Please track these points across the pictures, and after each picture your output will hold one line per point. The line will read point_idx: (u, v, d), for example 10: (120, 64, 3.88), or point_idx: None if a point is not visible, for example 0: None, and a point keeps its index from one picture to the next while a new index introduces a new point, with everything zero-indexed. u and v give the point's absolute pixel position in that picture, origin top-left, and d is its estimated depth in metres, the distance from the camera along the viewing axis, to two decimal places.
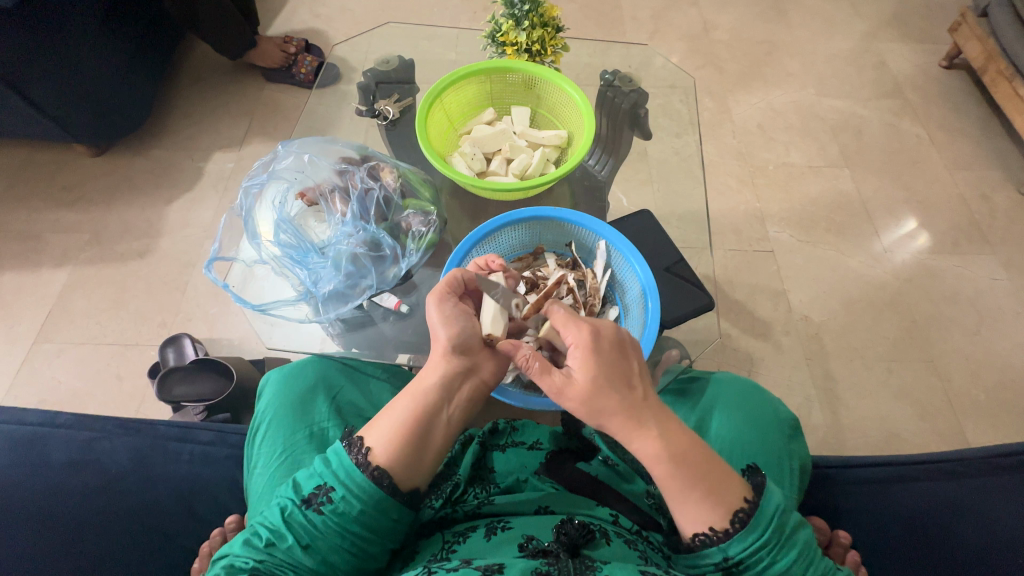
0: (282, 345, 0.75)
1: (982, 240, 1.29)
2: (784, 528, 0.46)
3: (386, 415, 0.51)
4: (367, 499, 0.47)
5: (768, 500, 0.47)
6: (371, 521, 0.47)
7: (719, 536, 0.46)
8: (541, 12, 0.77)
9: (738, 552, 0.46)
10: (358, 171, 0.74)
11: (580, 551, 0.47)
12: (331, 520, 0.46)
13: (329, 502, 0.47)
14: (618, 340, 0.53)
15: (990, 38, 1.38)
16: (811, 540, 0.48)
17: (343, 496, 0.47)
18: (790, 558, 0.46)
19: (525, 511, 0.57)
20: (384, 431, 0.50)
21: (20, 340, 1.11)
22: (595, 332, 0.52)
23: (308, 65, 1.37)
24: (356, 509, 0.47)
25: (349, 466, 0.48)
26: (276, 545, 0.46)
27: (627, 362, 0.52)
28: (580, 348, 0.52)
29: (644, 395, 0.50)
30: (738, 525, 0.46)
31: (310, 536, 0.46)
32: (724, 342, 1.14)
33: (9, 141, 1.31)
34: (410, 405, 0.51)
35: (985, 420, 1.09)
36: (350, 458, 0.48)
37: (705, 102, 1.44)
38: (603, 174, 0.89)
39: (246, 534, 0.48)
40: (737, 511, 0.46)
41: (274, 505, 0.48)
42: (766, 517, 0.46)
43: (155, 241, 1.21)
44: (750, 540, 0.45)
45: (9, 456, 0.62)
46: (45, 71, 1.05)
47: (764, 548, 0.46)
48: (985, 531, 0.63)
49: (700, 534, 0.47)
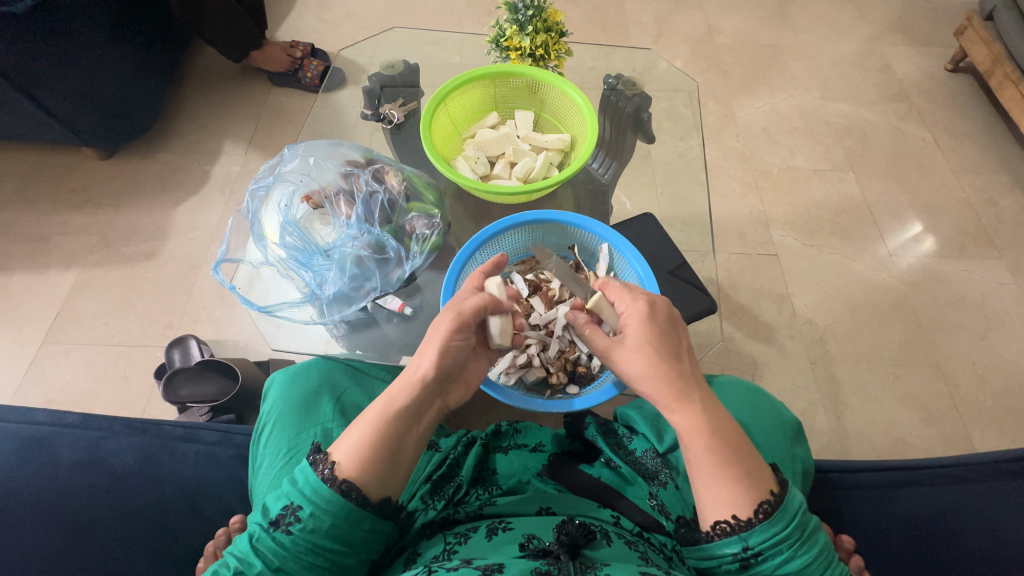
0: (287, 346, 0.76)
1: (989, 244, 1.28)
2: (805, 526, 0.47)
3: (355, 427, 0.51)
4: (335, 512, 0.47)
5: (792, 497, 0.47)
6: (342, 533, 0.47)
7: (742, 525, 0.46)
8: (545, 17, 0.78)
9: (758, 543, 0.46)
10: (363, 174, 0.75)
11: (580, 551, 0.47)
12: (300, 538, 0.47)
13: (297, 521, 0.47)
14: (670, 317, 0.58)
15: (996, 41, 1.38)
16: (829, 545, 0.48)
17: (311, 513, 0.47)
18: (810, 555, 0.46)
19: (527, 511, 0.56)
20: (352, 445, 0.50)
21: (29, 341, 1.12)
22: (650, 305, 0.57)
23: (314, 69, 1.39)
24: (326, 524, 0.47)
25: (314, 483, 0.48)
26: (244, 574, 0.46)
27: (676, 337, 0.56)
28: (637, 317, 0.56)
29: (690, 369, 0.54)
30: (762, 516, 0.46)
31: (279, 558, 0.46)
32: (728, 345, 1.14)
33: (20, 144, 1.33)
34: (380, 417, 0.51)
35: (992, 425, 1.08)
36: (317, 475, 0.48)
37: (709, 106, 1.45)
38: (606, 177, 0.89)
39: (217, 565, 0.48)
40: (762, 502, 0.47)
41: (244, 532, 0.49)
42: (790, 512, 0.46)
43: (162, 243, 1.23)
44: (772, 531, 0.46)
45: (18, 455, 0.63)
46: (56, 76, 1.07)
47: (785, 542, 0.46)
48: (989, 536, 0.62)
49: (722, 522, 0.47)
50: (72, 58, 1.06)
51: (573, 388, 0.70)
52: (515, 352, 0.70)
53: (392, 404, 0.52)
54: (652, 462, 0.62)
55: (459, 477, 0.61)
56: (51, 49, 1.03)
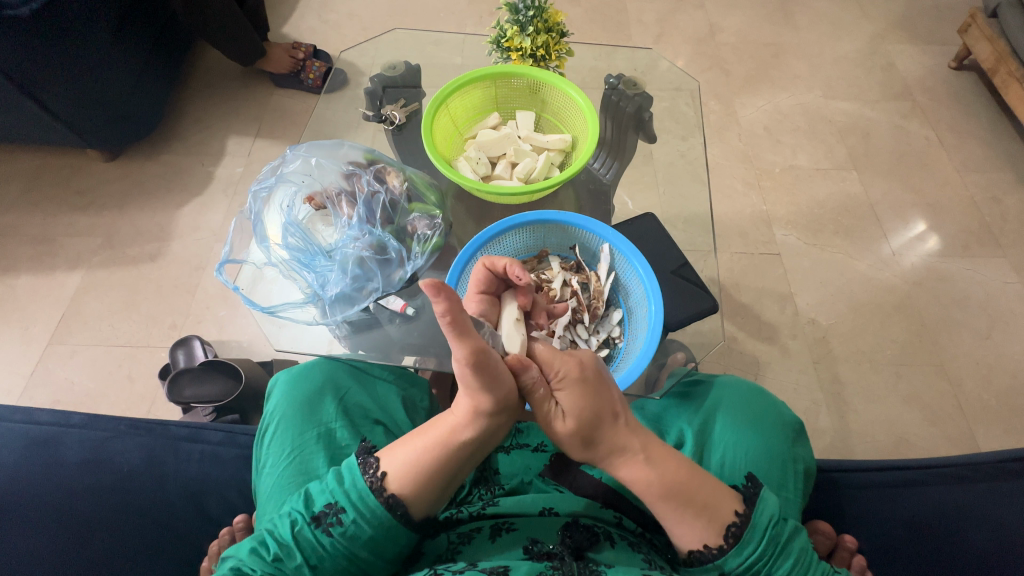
0: (289, 346, 0.76)
1: (993, 243, 1.28)
2: (778, 540, 0.48)
3: (404, 443, 0.51)
4: (379, 524, 0.48)
5: (761, 511, 0.49)
6: (376, 545, 0.49)
7: (712, 553, 0.48)
8: (546, 18, 0.78)
9: (734, 566, 0.48)
10: (364, 174, 0.75)
11: (584, 553, 0.49)
12: (339, 541, 0.48)
13: (339, 524, 0.48)
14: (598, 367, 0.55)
15: (1000, 39, 1.37)
16: (807, 547, 0.50)
17: (353, 519, 0.48)
18: (787, 568, 0.48)
19: (529, 511, 0.55)
20: (401, 458, 0.50)
21: (35, 341, 1.13)
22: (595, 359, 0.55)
23: (317, 71, 1.40)
24: (365, 534, 0.48)
25: (361, 488, 0.49)
26: (284, 561, 0.48)
27: (608, 392, 0.53)
28: (571, 378, 0.52)
29: (626, 423, 0.52)
30: (730, 540, 0.48)
31: (318, 556, 0.48)
32: (730, 344, 1.14)
33: (25, 146, 1.34)
34: (432, 450, 0.50)
35: (997, 425, 1.08)
36: (365, 480, 0.49)
37: (711, 105, 1.44)
38: (608, 177, 0.90)
39: (254, 542, 0.49)
40: (729, 526, 0.48)
41: (285, 517, 0.50)
42: (758, 530, 0.48)
43: (166, 244, 1.23)
44: (744, 554, 0.48)
45: (23, 455, 0.63)
46: (59, 80, 1.08)
47: (759, 562, 0.48)
48: (992, 534, 0.62)
49: (694, 550, 0.49)
50: (77, 61, 1.08)
51: None
52: None
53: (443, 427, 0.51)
54: None
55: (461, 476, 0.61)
56: (55, 53, 1.03)
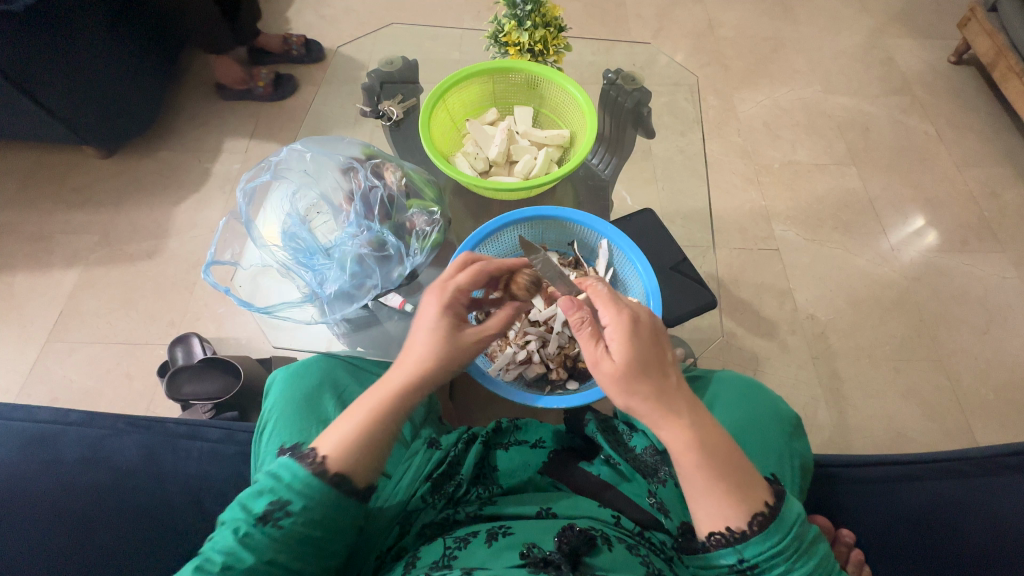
0: (287, 344, 0.77)
1: (991, 238, 1.27)
2: (803, 538, 0.48)
3: (346, 420, 0.50)
4: (326, 506, 0.47)
5: (788, 508, 0.48)
6: (330, 519, 0.48)
7: (736, 535, 0.47)
8: (543, 12, 0.77)
9: (754, 555, 0.47)
10: (362, 169, 0.74)
11: (581, 559, 0.48)
12: (291, 530, 0.47)
13: (286, 516, 0.46)
14: (653, 327, 0.54)
15: (1000, 33, 1.36)
16: (828, 554, 0.49)
17: (302, 505, 0.47)
18: (807, 567, 0.47)
19: (527, 513, 0.57)
20: (339, 439, 0.49)
21: (32, 339, 1.13)
22: (633, 318, 0.52)
23: (265, 78, 1.38)
24: (315, 512, 0.47)
25: (301, 475, 0.47)
26: (232, 567, 0.45)
27: (663, 351, 0.53)
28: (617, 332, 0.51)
29: (677, 382, 0.51)
30: (756, 527, 0.47)
31: None
32: (729, 340, 1.14)
33: (20, 143, 1.33)
34: (373, 409, 0.50)
35: (995, 420, 1.08)
36: (301, 469, 0.47)
37: (710, 100, 1.44)
38: (606, 173, 0.89)
39: (197, 561, 0.46)
40: (757, 513, 0.47)
41: (225, 528, 0.47)
42: (785, 524, 0.47)
43: (163, 242, 1.23)
44: (768, 544, 0.46)
45: (22, 454, 0.63)
46: (54, 75, 1.07)
47: (781, 554, 0.46)
48: (989, 529, 0.62)
49: (715, 534, 0.47)
50: (73, 56, 1.07)
51: (573, 384, 0.70)
52: (515, 348, 0.70)
53: (388, 386, 0.51)
54: (651, 458, 0.61)
55: (459, 476, 0.61)
56: (49, 48, 1.03)
